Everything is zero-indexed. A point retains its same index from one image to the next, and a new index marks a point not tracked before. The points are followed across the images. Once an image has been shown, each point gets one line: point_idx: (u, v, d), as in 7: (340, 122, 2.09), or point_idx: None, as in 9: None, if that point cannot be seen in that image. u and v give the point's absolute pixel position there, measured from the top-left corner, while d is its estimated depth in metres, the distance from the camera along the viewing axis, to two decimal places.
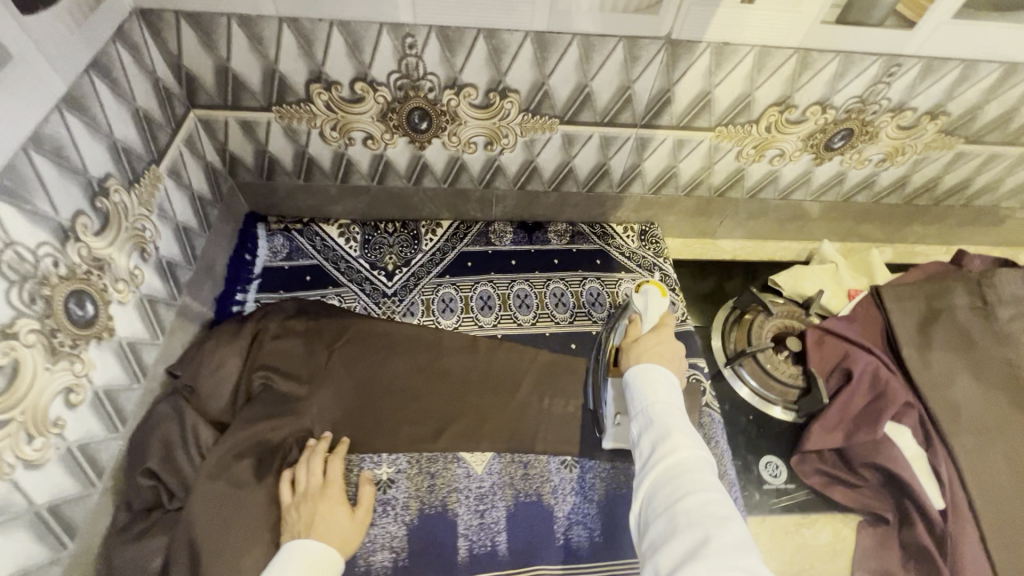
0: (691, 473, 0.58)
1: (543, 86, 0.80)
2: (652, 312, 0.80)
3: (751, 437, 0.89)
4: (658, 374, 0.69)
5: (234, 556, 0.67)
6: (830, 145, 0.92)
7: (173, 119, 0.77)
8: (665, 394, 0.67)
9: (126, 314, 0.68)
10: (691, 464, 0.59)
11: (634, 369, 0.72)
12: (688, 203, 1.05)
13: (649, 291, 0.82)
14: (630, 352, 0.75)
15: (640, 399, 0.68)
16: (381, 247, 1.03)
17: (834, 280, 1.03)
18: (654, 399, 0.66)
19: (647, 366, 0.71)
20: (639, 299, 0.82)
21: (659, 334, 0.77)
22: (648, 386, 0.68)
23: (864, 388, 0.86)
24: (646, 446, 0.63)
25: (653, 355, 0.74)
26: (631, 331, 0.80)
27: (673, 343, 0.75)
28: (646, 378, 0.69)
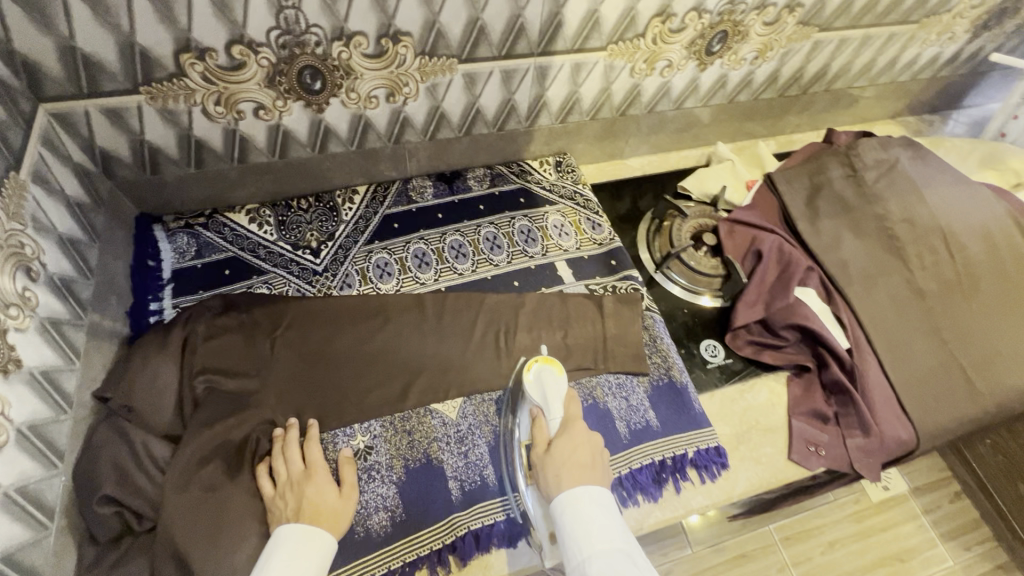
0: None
1: (435, 25, 0.78)
2: (555, 400, 0.75)
3: (689, 328, 0.98)
4: (585, 502, 0.62)
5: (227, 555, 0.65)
6: (710, 49, 0.99)
7: (21, 117, 0.67)
8: (601, 539, 0.59)
9: (30, 341, 0.61)
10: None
11: (559, 498, 0.63)
12: (595, 127, 1.09)
13: (546, 375, 0.78)
14: (547, 468, 0.67)
15: (574, 550, 0.59)
16: (299, 225, 0.98)
17: (733, 175, 1.13)
18: (589, 550, 0.58)
19: (574, 491, 0.63)
20: (536, 389, 0.78)
21: (571, 433, 0.70)
22: (578, 525, 0.60)
23: (773, 264, 0.97)
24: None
25: (576, 473, 0.66)
26: (540, 435, 0.72)
27: (592, 443, 0.70)
28: (573, 512, 0.62)
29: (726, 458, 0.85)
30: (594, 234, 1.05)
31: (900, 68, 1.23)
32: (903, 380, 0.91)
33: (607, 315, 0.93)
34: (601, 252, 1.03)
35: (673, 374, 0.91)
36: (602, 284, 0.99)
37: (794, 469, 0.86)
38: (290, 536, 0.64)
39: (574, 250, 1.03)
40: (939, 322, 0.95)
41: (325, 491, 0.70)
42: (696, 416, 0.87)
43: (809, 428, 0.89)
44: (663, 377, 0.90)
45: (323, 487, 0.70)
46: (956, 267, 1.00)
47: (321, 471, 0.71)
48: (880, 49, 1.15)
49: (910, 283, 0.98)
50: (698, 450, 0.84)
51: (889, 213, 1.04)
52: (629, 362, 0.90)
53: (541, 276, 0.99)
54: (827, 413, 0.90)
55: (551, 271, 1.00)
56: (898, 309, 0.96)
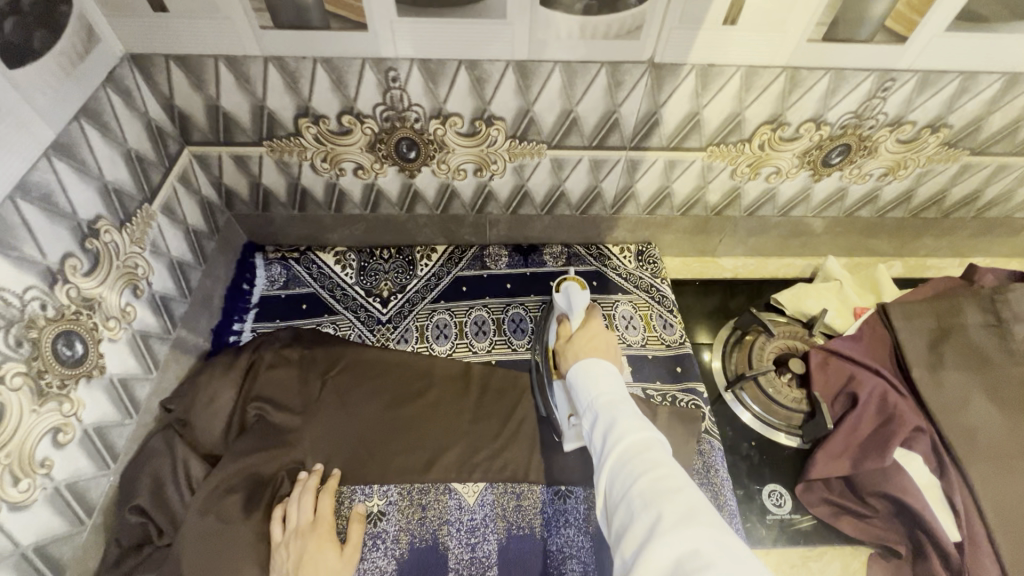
0: (642, 454, 0.54)
1: (529, 113, 0.80)
2: (578, 303, 0.82)
3: (753, 464, 0.86)
4: (597, 363, 0.67)
5: None
6: (827, 161, 0.90)
7: (166, 157, 0.79)
8: (607, 381, 0.64)
9: (118, 350, 0.69)
10: (643, 445, 0.55)
11: (574, 365, 0.70)
12: (685, 222, 1.03)
13: (570, 288, 0.85)
14: (568, 355, 0.76)
15: (585, 394, 0.65)
16: (376, 273, 1.04)
17: (839, 298, 1.00)
18: (597, 390, 0.63)
19: (589, 359, 0.69)
20: (562, 298, 0.85)
21: (588, 328, 0.77)
22: (589, 379, 0.65)
23: (871, 412, 0.83)
24: (598, 437, 0.59)
25: (589, 351, 0.73)
26: (563, 332, 0.81)
27: (605, 337, 0.76)
28: (586, 371, 0.67)
29: None
30: (663, 334, 0.98)
31: None
32: None
33: (658, 429, 0.85)
34: (667, 354, 0.96)
35: (723, 515, 0.79)
36: (661, 392, 0.91)
37: None
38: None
39: (638, 346, 0.96)
40: None
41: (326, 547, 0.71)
42: None
43: None
44: None
45: (325, 542, 0.71)
46: None
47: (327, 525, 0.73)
48: None
49: None
50: None
51: None
52: None
53: None
54: None
55: None
56: None
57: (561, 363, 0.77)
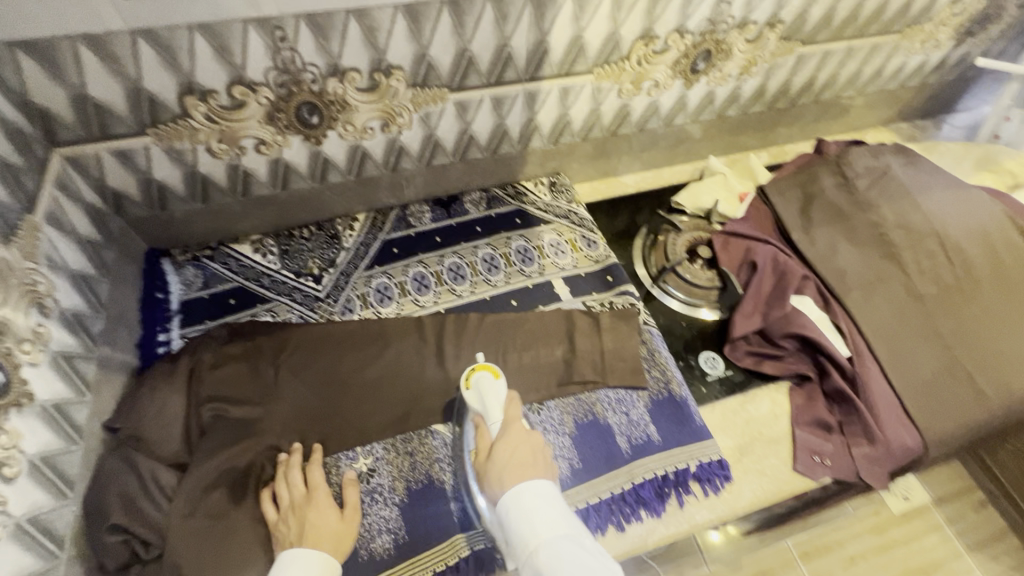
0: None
1: (425, 58, 0.82)
2: (494, 404, 0.78)
3: (688, 341, 0.99)
4: (529, 495, 0.66)
5: None
6: (695, 68, 1.02)
7: (36, 162, 0.71)
8: (543, 526, 0.64)
9: (42, 375, 0.63)
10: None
11: (505, 496, 0.67)
12: (587, 147, 1.12)
13: (482, 381, 0.81)
14: (491, 474, 0.71)
15: (521, 542, 0.63)
16: (302, 254, 1.01)
17: (726, 188, 1.14)
18: (535, 540, 0.62)
19: (519, 489, 0.67)
20: (475, 397, 0.80)
21: (510, 433, 0.74)
22: (524, 521, 0.64)
23: (768, 274, 0.98)
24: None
25: (517, 466, 0.70)
26: (482, 443, 0.76)
27: (530, 441, 0.73)
28: (518, 509, 0.66)
29: (729, 470, 0.84)
30: (590, 251, 1.06)
31: (887, 76, 1.25)
32: (906, 385, 0.90)
33: (604, 332, 0.94)
34: (598, 268, 1.04)
35: (673, 388, 0.91)
36: (599, 300, 1.00)
37: (799, 480, 0.86)
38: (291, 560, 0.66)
39: (571, 267, 1.04)
40: (940, 325, 0.95)
41: (327, 513, 0.71)
42: (697, 428, 0.87)
43: (812, 438, 0.89)
44: (663, 391, 0.91)
45: (324, 508, 0.72)
46: (954, 270, 1.00)
47: (323, 493, 0.73)
48: (865, 59, 1.17)
49: (908, 288, 0.98)
50: (702, 463, 0.84)
51: (882, 220, 1.04)
52: (630, 377, 0.91)
53: (539, 295, 1.01)
54: (830, 422, 0.90)
55: (549, 289, 1.02)
56: (899, 315, 0.96)
57: (483, 481, 0.72)
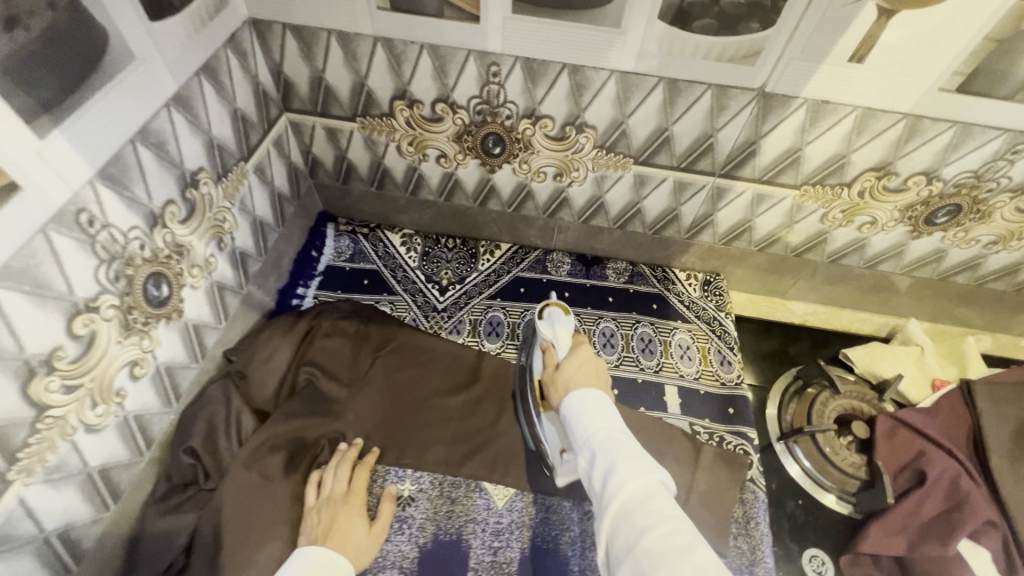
0: (647, 497, 0.52)
1: (622, 125, 0.79)
2: (562, 328, 0.80)
3: (797, 524, 0.81)
4: (593, 398, 0.65)
5: (253, 548, 0.69)
6: (932, 219, 0.84)
7: (266, 121, 0.82)
8: (606, 422, 0.62)
9: (196, 298, 0.73)
10: (645, 495, 0.52)
11: (570, 397, 0.67)
12: (760, 258, 0.99)
13: (555, 314, 0.82)
14: (558, 387, 0.73)
15: (580, 431, 0.62)
16: (439, 261, 1.05)
17: (917, 366, 0.93)
18: (597, 427, 0.61)
19: (582, 391, 0.67)
20: (546, 325, 0.82)
21: (578, 353, 0.76)
22: (585, 415, 0.63)
23: (938, 495, 0.77)
24: (596, 478, 0.56)
25: (579, 381, 0.71)
26: (550, 362, 0.78)
27: (593, 364, 0.74)
28: (582, 405, 0.65)
29: None
30: (720, 370, 0.94)
31: None
32: None
33: (701, 468, 0.82)
34: (721, 392, 0.92)
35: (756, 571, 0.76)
36: (709, 430, 0.88)
37: None
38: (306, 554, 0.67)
39: (691, 379, 0.93)
40: None
41: (355, 524, 0.72)
42: None
43: None
44: (744, 569, 0.76)
45: (355, 517, 0.72)
46: None
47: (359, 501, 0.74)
48: None
49: None
50: None
51: None
52: (712, 535, 0.77)
53: (645, 394, 0.92)
54: None
55: (657, 393, 0.92)
56: None
57: (552, 393, 0.75)
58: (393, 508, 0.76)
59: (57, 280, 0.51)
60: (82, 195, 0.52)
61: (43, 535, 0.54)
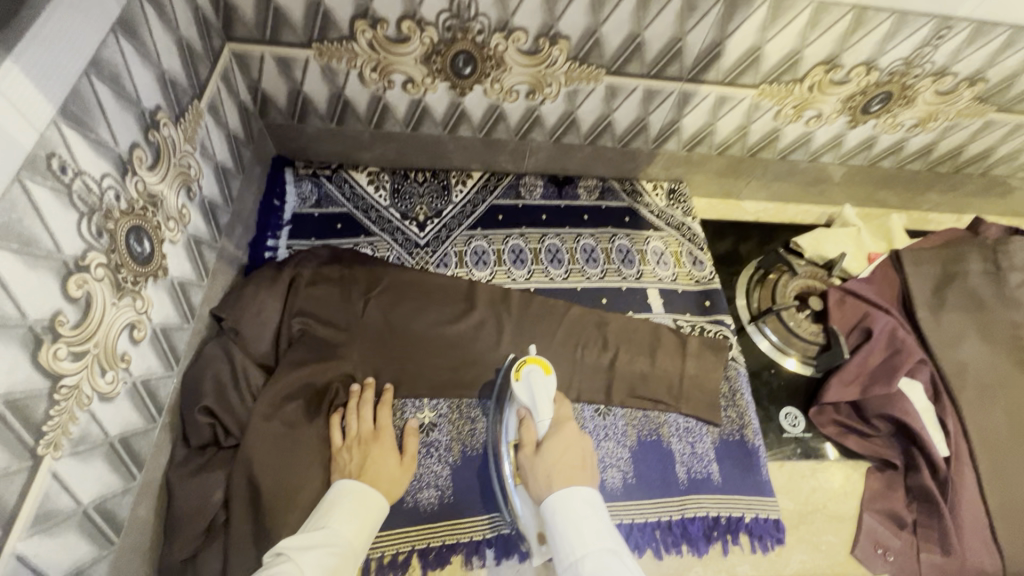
0: None
1: (595, 34, 0.78)
2: (541, 403, 0.76)
3: (772, 389, 0.94)
4: (576, 502, 0.64)
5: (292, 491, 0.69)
6: (867, 108, 0.93)
7: (211, 53, 0.74)
8: (593, 536, 0.61)
9: (177, 254, 0.67)
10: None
11: (551, 497, 0.65)
12: (719, 162, 1.06)
13: (534, 375, 0.78)
14: (538, 474, 0.70)
15: (566, 549, 0.61)
16: (412, 197, 1.03)
17: (856, 243, 1.06)
18: (584, 549, 0.60)
19: (565, 493, 0.65)
20: (524, 390, 0.78)
21: (563, 432, 0.73)
22: (570, 527, 0.62)
23: (882, 345, 0.90)
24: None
25: (563, 473, 0.68)
26: (529, 438, 0.75)
27: (579, 446, 0.72)
28: (564, 513, 0.63)
29: (784, 535, 0.81)
30: (693, 270, 1.02)
31: None
32: (1003, 506, 0.81)
33: (690, 356, 0.91)
34: (697, 289, 1.00)
35: (746, 433, 0.87)
36: (691, 322, 0.97)
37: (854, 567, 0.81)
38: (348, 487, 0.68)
39: (669, 281, 1.01)
40: None
41: (386, 456, 0.73)
42: (761, 482, 0.83)
43: (880, 528, 0.83)
44: (735, 434, 0.87)
45: (384, 449, 0.74)
46: None
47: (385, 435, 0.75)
48: None
49: None
50: (757, 518, 0.81)
51: None
52: (705, 411, 0.88)
53: (631, 300, 0.98)
54: (904, 517, 0.83)
55: (641, 297, 0.99)
56: (1015, 431, 0.87)
57: (529, 479, 0.71)
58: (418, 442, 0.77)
59: (42, 235, 0.45)
60: (49, 137, 0.46)
61: (82, 509, 0.52)
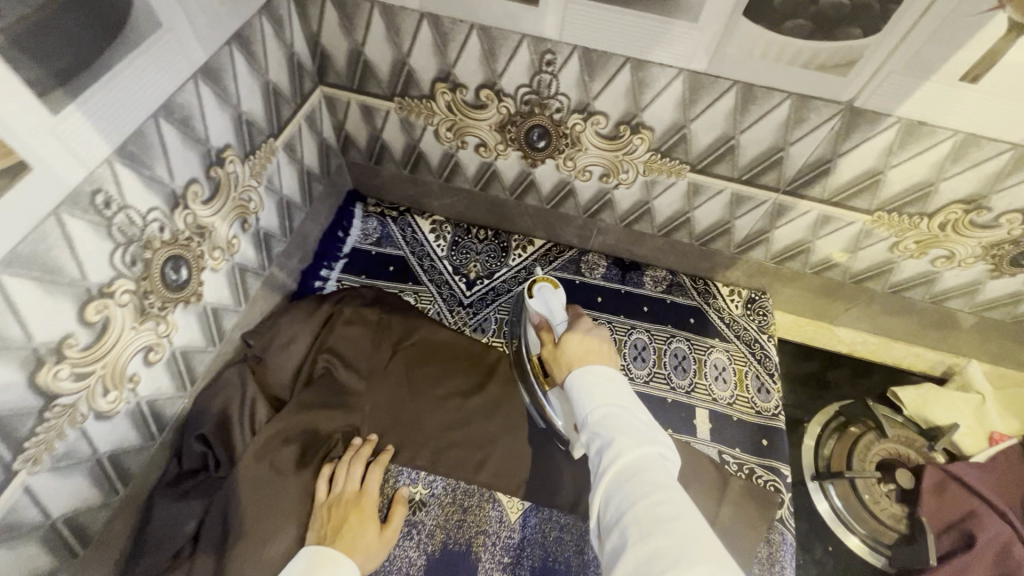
0: (639, 472, 0.47)
1: (683, 129, 0.71)
2: (555, 309, 0.75)
3: (824, 572, 0.77)
4: (595, 371, 0.59)
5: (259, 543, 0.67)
6: (1019, 260, 0.75)
7: (299, 95, 0.77)
8: (611, 391, 0.56)
9: (216, 281, 0.69)
10: (642, 464, 0.48)
11: (572, 374, 0.60)
12: (814, 282, 0.92)
13: (545, 290, 0.78)
14: (561, 364, 0.65)
15: (581, 405, 0.56)
16: (467, 253, 1.00)
17: (976, 416, 0.85)
18: (598, 400, 0.55)
19: (584, 368, 0.60)
20: (538, 303, 0.77)
21: (577, 326, 0.69)
22: (589, 384, 0.57)
23: (988, 558, 0.71)
24: (593, 450, 0.52)
25: (583, 358, 0.63)
26: (545, 340, 0.72)
27: (595, 337, 0.66)
28: (584, 378, 0.59)
29: None
30: (756, 398, 0.88)
31: None
32: None
33: (727, 502, 0.77)
34: (756, 422, 0.86)
35: None
36: (740, 461, 0.83)
37: None
38: (316, 554, 0.65)
39: (724, 404, 0.88)
40: None
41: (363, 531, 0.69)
42: None
43: None
44: None
45: (365, 520, 0.70)
46: None
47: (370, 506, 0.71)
48: None
49: None
50: None
51: None
52: None
53: (673, 417, 0.87)
54: None
55: (687, 415, 0.87)
56: None
57: (553, 370, 0.67)
58: (405, 513, 0.74)
59: (70, 265, 0.48)
60: (99, 175, 0.48)
61: (50, 521, 0.53)
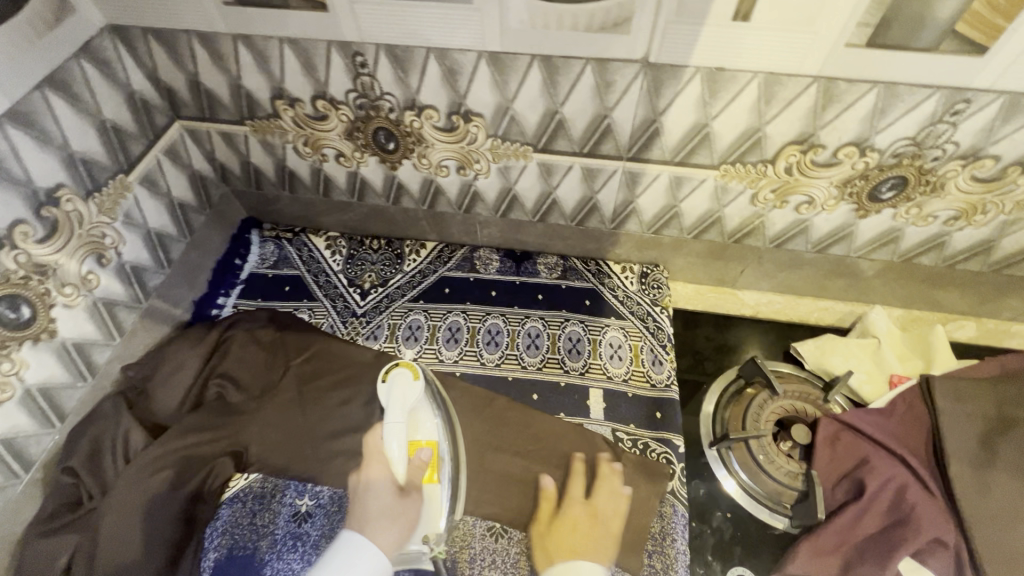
0: None
1: (509, 111, 0.72)
2: (427, 426, 0.74)
3: (722, 539, 0.74)
4: (362, 558, 0.60)
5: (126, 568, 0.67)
6: (876, 194, 0.74)
7: (151, 131, 0.80)
8: (348, 557, 0.60)
9: (74, 316, 0.72)
10: None
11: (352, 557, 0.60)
12: (698, 246, 0.90)
13: (398, 378, 0.76)
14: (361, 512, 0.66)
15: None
16: (363, 264, 1.01)
17: (874, 359, 0.83)
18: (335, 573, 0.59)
19: (359, 545, 0.61)
20: (385, 393, 0.76)
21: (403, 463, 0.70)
22: (342, 563, 0.59)
23: (878, 508, 0.68)
24: None
25: (388, 520, 0.65)
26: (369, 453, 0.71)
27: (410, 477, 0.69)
28: (344, 559, 0.60)
29: None
30: (650, 370, 0.86)
31: None
32: None
33: (598, 487, 0.75)
34: (649, 395, 0.84)
35: None
36: (633, 436, 0.81)
37: None
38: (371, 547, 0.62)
39: (619, 381, 0.86)
40: None
41: (386, 528, 0.63)
42: None
43: None
44: None
45: (385, 529, 0.64)
46: None
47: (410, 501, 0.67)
48: None
49: None
50: None
51: None
52: (615, 556, 0.69)
53: (566, 399, 0.85)
54: None
55: (580, 397, 0.85)
56: None
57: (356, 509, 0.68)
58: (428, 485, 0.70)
59: None
60: None
61: None
